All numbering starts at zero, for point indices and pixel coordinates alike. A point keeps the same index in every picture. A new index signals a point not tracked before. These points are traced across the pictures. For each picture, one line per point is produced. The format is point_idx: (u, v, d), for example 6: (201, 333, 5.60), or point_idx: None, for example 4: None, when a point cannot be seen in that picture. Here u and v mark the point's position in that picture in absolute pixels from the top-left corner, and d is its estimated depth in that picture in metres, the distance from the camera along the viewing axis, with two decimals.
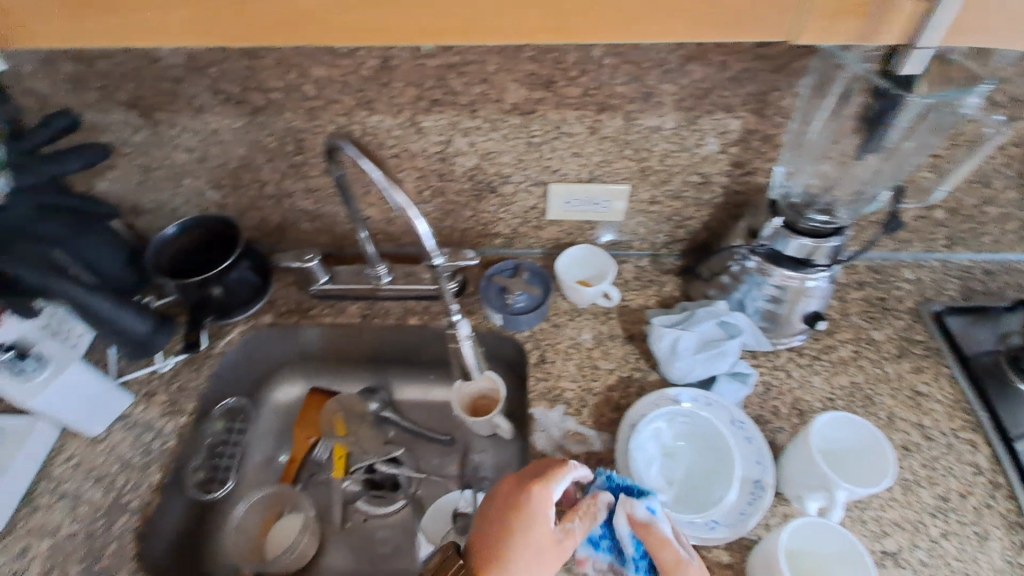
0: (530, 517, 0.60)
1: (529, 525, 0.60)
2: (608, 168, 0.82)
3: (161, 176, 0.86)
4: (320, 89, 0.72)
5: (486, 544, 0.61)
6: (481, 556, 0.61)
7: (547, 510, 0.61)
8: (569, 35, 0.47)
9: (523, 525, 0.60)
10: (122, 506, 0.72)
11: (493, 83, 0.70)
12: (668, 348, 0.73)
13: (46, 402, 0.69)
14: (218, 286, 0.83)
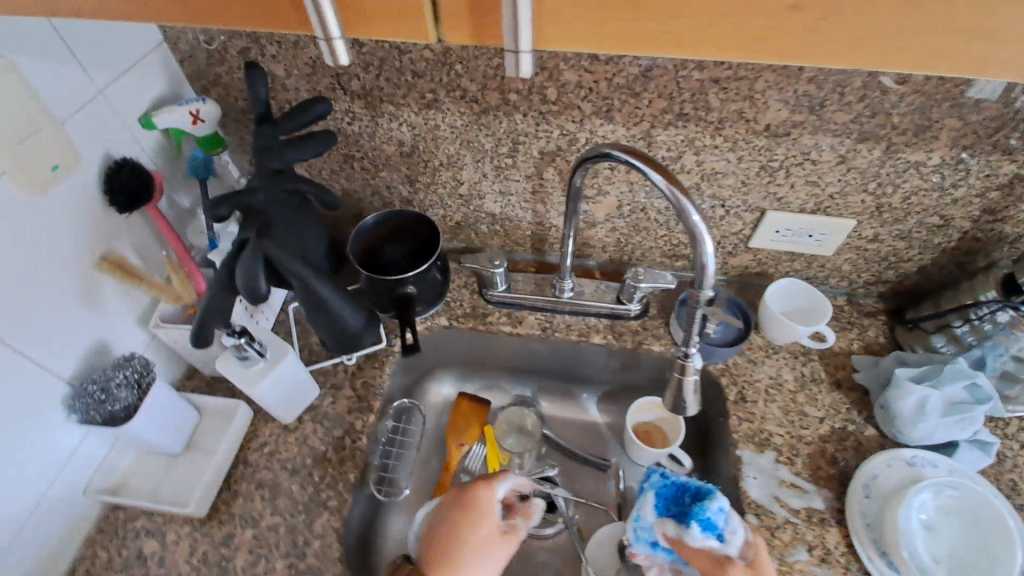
0: (481, 514, 0.63)
1: (485, 517, 0.62)
2: (840, 200, 0.76)
3: (359, 166, 0.84)
4: (563, 93, 0.68)
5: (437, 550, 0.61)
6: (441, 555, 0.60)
7: (496, 503, 0.64)
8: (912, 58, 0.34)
9: (475, 521, 0.62)
10: (321, 503, 0.71)
11: (756, 101, 0.65)
12: (915, 406, 0.69)
13: (266, 390, 0.69)
14: (412, 284, 0.79)
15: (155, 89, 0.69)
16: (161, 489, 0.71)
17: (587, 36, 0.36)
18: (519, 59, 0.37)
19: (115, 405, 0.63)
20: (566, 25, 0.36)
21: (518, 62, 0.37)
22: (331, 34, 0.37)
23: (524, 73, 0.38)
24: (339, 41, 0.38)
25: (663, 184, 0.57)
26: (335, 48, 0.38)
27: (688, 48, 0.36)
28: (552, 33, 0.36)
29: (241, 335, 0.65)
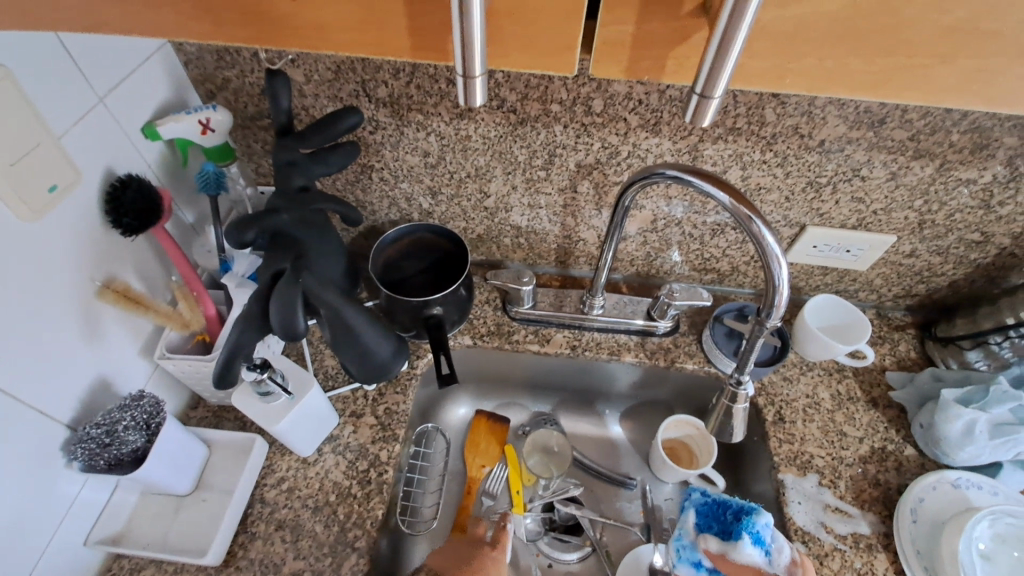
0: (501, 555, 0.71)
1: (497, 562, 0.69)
2: (883, 217, 0.74)
3: (378, 177, 0.78)
4: (610, 105, 0.65)
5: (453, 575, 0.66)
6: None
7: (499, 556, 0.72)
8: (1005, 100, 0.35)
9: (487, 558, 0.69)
10: (349, 543, 0.65)
11: (813, 117, 0.62)
12: (961, 429, 0.68)
13: (288, 427, 0.63)
14: (438, 305, 0.75)
15: (157, 96, 0.64)
16: (170, 536, 0.64)
17: (770, 73, 0.35)
18: (705, 103, 0.34)
19: (124, 449, 0.57)
20: (749, 62, 0.34)
21: (704, 106, 0.34)
22: (472, 71, 0.34)
23: (704, 122, 0.36)
24: (479, 78, 0.35)
25: (731, 203, 0.53)
26: (473, 87, 0.35)
27: (882, 89, 0.35)
28: (741, 69, 0.35)
29: (263, 369, 0.59)
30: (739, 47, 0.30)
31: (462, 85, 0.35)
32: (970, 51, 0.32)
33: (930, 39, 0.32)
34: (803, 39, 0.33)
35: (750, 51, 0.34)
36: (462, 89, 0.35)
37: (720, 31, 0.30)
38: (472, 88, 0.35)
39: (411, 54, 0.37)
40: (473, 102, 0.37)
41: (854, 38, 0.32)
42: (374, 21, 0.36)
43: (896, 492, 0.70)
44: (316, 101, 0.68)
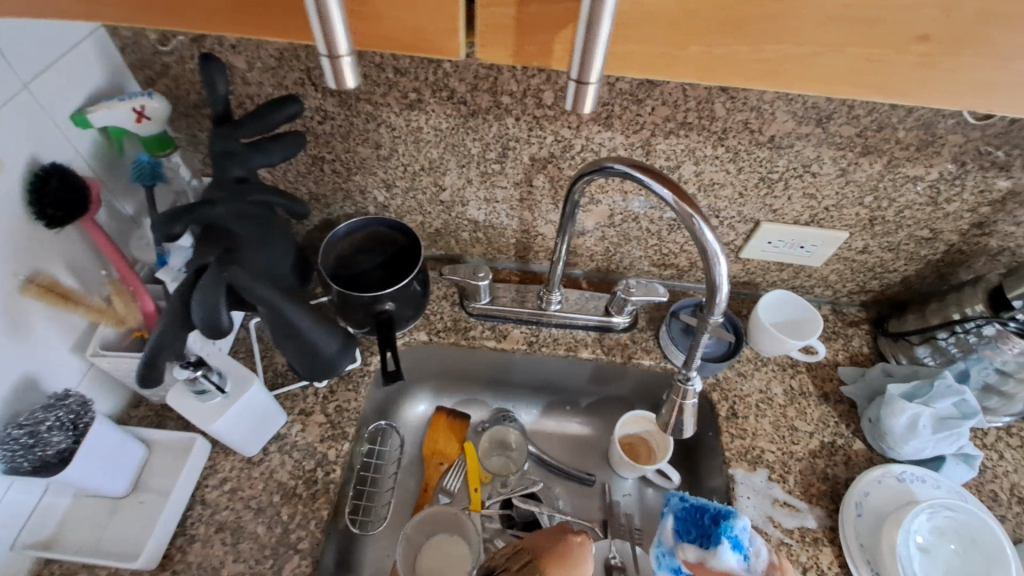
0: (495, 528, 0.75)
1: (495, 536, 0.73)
2: (835, 213, 0.74)
3: (329, 169, 0.76)
4: (560, 97, 0.64)
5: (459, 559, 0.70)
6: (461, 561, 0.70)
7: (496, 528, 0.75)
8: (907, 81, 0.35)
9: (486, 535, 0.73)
10: (291, 544, 0.63)
11: (762, 112, 0.62)
12: (906, 424, 0.69)
13: (226, 426, 0.61)
14: (390, 300, 0.73)
15: (89, 82, 0.61)
16: (104, 539, 0.62)
17: (658, 62, 0.35)
18: (584, 90, 0.34)
19: (48, 451, 0.55)
20: (633, 50, 0.35)
21: (582, 94, 0.34)
22: (338, 52, 0.34)
23: (587, 108, 0.36)
24: (349, 58, 0.35)
25: (674, 201, 0.53)
26: (343, 68, 0.35)
27: (785, 77, 0.35)
28: (622, 58, 0.35)
29: (196, 367, 0.57)
30: (607, 33, 0.31)
31: (331, 67, 0.35)
32: (871, 39, 0.33)
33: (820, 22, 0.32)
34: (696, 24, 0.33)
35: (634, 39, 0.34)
36: (331, 71, 0.35)
37: (587, 13, 0.30)
38: (342, 69, 0.35)
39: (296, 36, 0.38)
40: (349, 85, 0.36)
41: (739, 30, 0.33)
42: (265, 8, 0.37)
43: (843, 485, 0.71)
44: (261, 90, 0.66)
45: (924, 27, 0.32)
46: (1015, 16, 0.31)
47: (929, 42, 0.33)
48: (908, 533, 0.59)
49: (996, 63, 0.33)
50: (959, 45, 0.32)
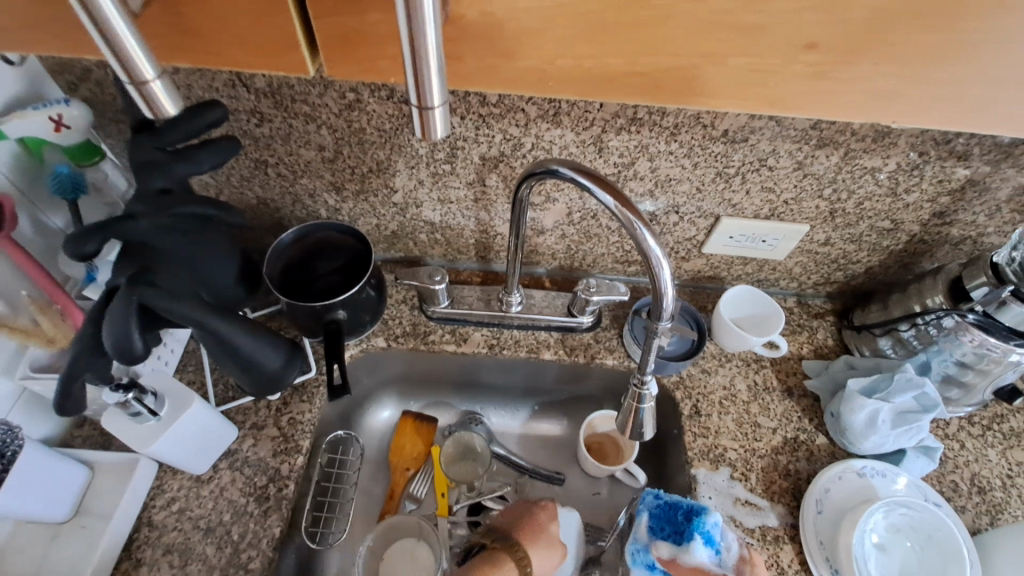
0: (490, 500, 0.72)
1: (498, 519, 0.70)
2: (794, 206, 0.73)
3: (274, 172, 0.73)
4: (504, 95, 0.61)
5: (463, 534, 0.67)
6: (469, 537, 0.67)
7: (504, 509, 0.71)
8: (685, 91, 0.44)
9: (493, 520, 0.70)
10: (242, 564, 0.62)
11: (713, 105, 0.60)
12: (865, 420, 0.68)
13: (165, 447, 0.59)
14: (342, 308, 0.71)
15: (1, 88, 0.57)
16: (44, 567, 0.59)
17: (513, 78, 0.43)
18: (430, 114, 0.38)
19: None
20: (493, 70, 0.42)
21: (430, 118, 0.38)
22: (144, 76, 0.35)
23: (439, 133, 0.39)
24: (157, 83, 0.36)
25: (615, 206, 0.51)
26: (153, 92, 0.36)
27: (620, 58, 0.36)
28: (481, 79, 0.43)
29: (127, 390, 0.54)
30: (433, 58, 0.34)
31: (140, 92, 0.36)
32: (748, 46, 0.40)
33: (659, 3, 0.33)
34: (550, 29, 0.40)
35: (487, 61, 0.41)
36: (141, 95, 0.36)
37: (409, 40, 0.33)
38: (153, 94, 0.36)
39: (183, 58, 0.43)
40: (166, 113, 0.38)
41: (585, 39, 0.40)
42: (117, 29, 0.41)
43: (805, 481, 0.71)
44: (190, 92, 0.63)
45: (809, 38, 0.39)
46: (933, 25, 0.38)
47: (814, 51, 0.40)
48: (863, 533, 0.59)
49: (922, 61, 0.40)
50: (849, 50, 0.40)
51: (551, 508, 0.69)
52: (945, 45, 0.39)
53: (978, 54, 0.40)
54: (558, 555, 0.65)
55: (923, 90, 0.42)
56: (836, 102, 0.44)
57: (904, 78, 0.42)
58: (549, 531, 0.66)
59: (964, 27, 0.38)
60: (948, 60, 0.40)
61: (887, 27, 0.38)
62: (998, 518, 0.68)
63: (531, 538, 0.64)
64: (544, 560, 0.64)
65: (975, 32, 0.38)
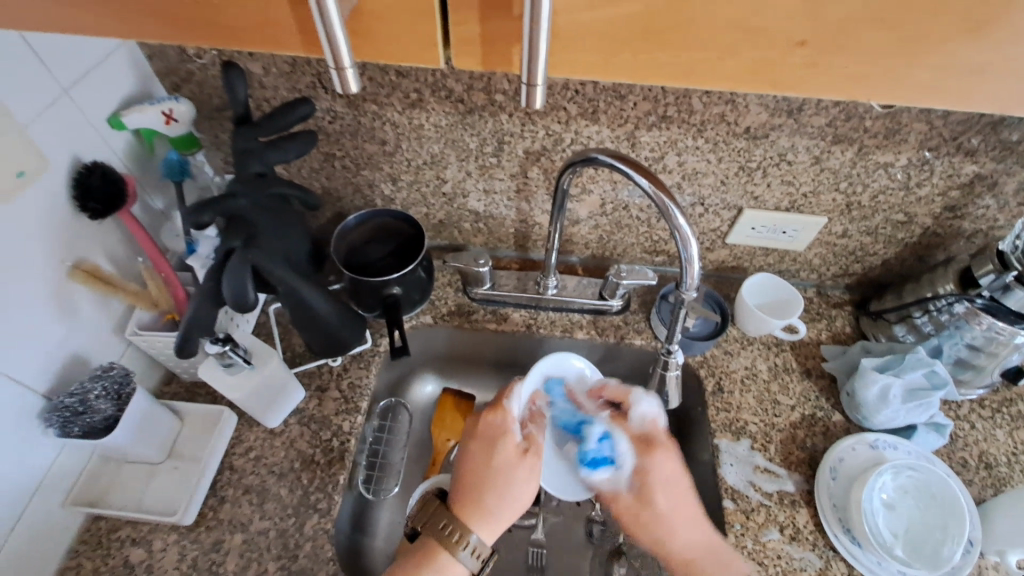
0: (496, 442, 0.66)
1: (502, 475, 0.64)
2: (812, 199, 0.79)
3: (340, 165, 0.82)
4: (549, 95, 0.69)
5: (461, 492, 0.63)
6: (466, 499, 0.63)
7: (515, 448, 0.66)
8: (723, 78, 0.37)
9: (510, 477, 0.64)
10: (311, 505, 0.70)
11: (737, 105, 0.67)
12: (877, 395, 0.74)
13: (248, 396, 0.70)
14: (397, 285, 0.79)
15: (121, 88, 0.68)
16: (144, 499, 0.69)
17: (596, 67, 0.37)
18: (535, 91, 0.36)
19: (94, 417, 0.62)
20: (578, 57, 0.36)
21: (535, 94, 0.36)
22: (341, 63, 0.35)
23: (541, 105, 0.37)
24: (351, 70, 0.36)
25: (651, 189, 0.59)
26: (346, 78, 0.36)
27: (694, 78, 0.37)
28: (563, 62, 0.37)
29: (224, 343, 0.65)
30: (546, 39, 0.33)
31: (338, 76, 0.37)
32: (758, 43, 0.34)
33: (716, 36, 0.34)
34: (620, 35, 0.35)
35: (570, 49, 0.36)
36: (337, 79, 0.37)
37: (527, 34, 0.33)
38: (346, 78, 0.36)
39: (305, 50, 0.38)
40: (353, 90, 0.38)
41: (650, 42, 0.35)
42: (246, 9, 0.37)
43: (821, 453, 0.76)
44: (276, 92, 0.72)
45: (803, 34, 0.34)
46: (938, 32, 0.33)
47: (810, 47, 0.34)
48: (871, 491, 0.66)
49: (917, 90, 0.37)
50: (839, 47, 0.34)
51: (507, 436, 0.66)
52: (953, 64, 0.34)
53: (1000, 51, 0.34)
54: (521, 491, 0.63)
55: (934, 84, 0.36)
56: (828, 87, 0.37)
57: (911, 84, 0.36)
58: (500, 465, 0.64)
59: (962, 46, 0.33)
60: (953, 70, 0.35)
61: (873, 60, 0.35)
62: (1004, 491, 0.73)
63: (484, 485, 0.63)
64: (496, 500, 0.62)
65: (985, 38, 0.33)
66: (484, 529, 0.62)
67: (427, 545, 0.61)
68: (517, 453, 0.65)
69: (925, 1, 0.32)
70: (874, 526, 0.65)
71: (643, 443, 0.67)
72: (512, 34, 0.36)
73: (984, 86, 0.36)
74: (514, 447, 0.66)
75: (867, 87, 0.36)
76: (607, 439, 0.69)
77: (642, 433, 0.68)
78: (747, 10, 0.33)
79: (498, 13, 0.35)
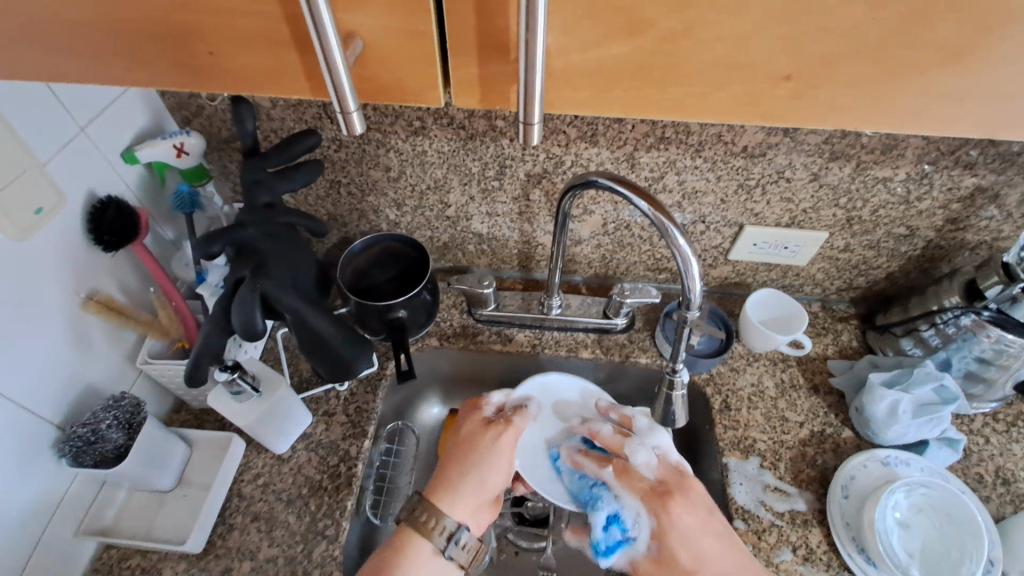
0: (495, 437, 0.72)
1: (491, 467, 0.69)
2: (813, 215, 0.79)
3: (346, 192, 0.84)
4: (548, 120, 0.70)
5: (448, 475, 0.69)
6: (453, 482, 0.68)
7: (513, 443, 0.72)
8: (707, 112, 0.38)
9: (495, 470, 0.70)
10: (319, 531, 0.70)
11: (733, 125, 0.68)
12: (886, 410, 0.73)
13: (256, 421, 0.70)
14: (402, 308, 0.80)
15: (134, 124, 0.70)
16: (154, 527, 0.69)
17: (588, 101, 0.38)
18: (530, 128, 0.37)
19: (106, 446, 0.63)
20: (570, 93, 0.37)
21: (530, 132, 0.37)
22: (347, 108, 0.36)
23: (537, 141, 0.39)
24: (356, 113, 0.37)
25: (650, 211, 0.60)
26: (352, 120, 0.37)
27: (688, 110, 0.38)
28: (556, 98, 0.38)
29: (233, 370, 0.66)
30: (542, 79, 0.34)
31: (343, 118, 0.37)
32: (744, 79, 0.35)
33: (707, 72, 0.35)
34: (613, 73, 0.36)
35: (566, 84, 0.37)
36: (343, 121, 0.37)
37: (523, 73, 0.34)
38: (351, 120, 0.37)
39: (312, 92, 0.40)
40: (356, 131, 0.38)
41: (643, 77, 0.36)
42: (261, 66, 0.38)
43: (832, 471, 0.75)
44: (283, 124, 0.74)
45: (786, 69, 0.35)
46: (918, 66, 0.34)
47: (794, 81, 0.35)
48: (884, 509, 0.65)
49: (905, 114, 0.37)
50: (827, 78, 0.35)
51: (472, 414, 0.75)
52: (937, 91, 0.35)
53: (982, 77, 0.34)
54: (489, 469, 0.69)
55: (919, 111, 0.37)
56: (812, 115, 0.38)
57: (896, 110, 0.37)
58: (462, 440, 0.72)
59: (943, 75, 0.34)
60: (936, 97, 0.36)
61: (859, 91, 0.36)
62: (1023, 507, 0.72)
63: (455, 462, 0.70)
64: (461, 474, 0.69)
65: (964, 67, 0.34)
66: (456, 508, 0.66)
67: (411, 522, 0.65)
68: (478, 425, 0.73)
69: (912, 32, 0.32)
70: (888, 545, 0.64)
71: (655, 497, 0.66)
72: (508, 74, 0.37)
73: (968, 112, 0.36)
74: (476, 421, 0.74)
75: (853, 117, 0.37)
76: (617, 522, 0.67)
77: (654, 485, 0.67)
78: (737, 49, 0.34)
79: (496, 56, 0.36)
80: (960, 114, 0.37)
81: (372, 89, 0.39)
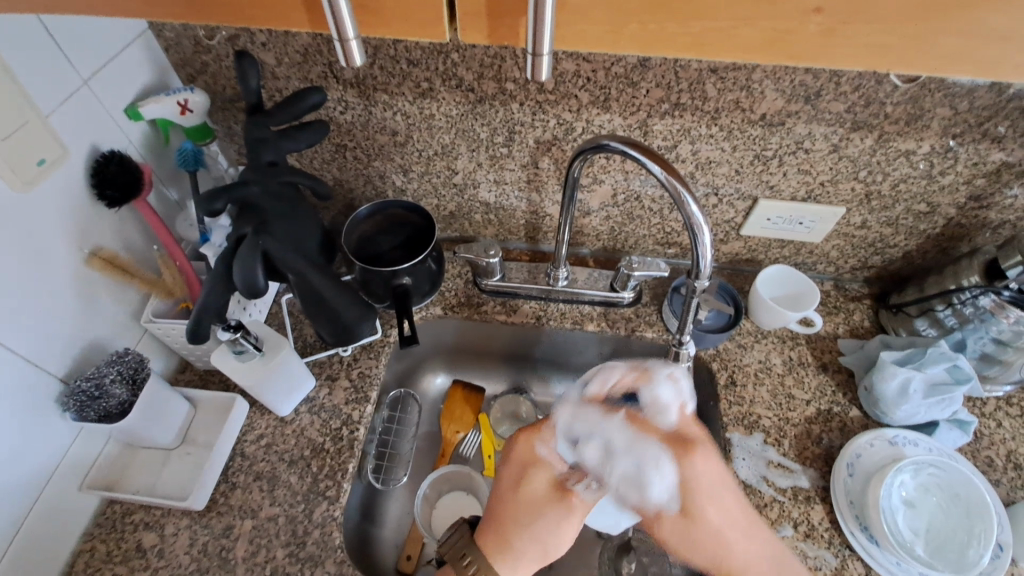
0: (535, 469, 0.63)
1: (532, 505, 0.61)
2: (831, 188, 0.77)
3: (352, 156, 0.82)
4: (561, 82, 0.68)
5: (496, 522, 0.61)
6: (503, 531, 0.60)
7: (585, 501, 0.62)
8: (720, 50, 0.36)
9: (559, 512, 0.60)
10: (320, 492, 0.70)
11: (752, 90, 0.66)
12: (897, 388, 0.72)
13: (257, 383, 0.70)
14: (407, 275, 0.79)
15: (138, 80, 0.69)
16: (157, 483, 0.70)
17: (603, 37, 0.36)
18: (538, 61, 0.36)
19: (110, 402, 0.63)
20: (583, 27, 0.36)
21: (538, 65, 0.36)
22: (346, 36, 0.36)
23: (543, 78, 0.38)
24: (355, 42, 0.37)
25: (663, 176, 0.58)
26: (350, 48, 0.37)
27: (705, 47, 0.36)
28: (569, 33, 0.36)
29: (235, 330, 0.66)
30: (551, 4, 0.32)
31: (341, 48, 0.37)
32: (769, 14, 0.34)
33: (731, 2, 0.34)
34: (629, 6, 0.34)
35: (575, 18, 0.35)
36: (340, 51, 0.37)
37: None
38: (349, 48, 0.37)
39: (312, 26, 0.38)
40: (354, 63, 0.38)
41: (660, 6, 0.34)
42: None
43: (837, 451, 0.74)
44: (288, 83, 0.73)
45: (816, 1, 0.33)
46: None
47: (826, 14, 0.33)
48: (890, 487, 0.65)
49: (933, 61, 0.35)
50: (855, 12, 0.33)
51: (542, 467, 0.63)
52: (975, 30, 0.33)
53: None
54: (557, 536, 0.60)
55: (959, 52, 0.34)
56: (833, 56, 0.36)
57: (931, 51, 0.35)
58: (532, 494, 0.62)
59: (988, 10, 0.32)
60: (971, 36, 0.33)
61: (890, 30, 0.34)
62: None
63: (518, 521, 0.60)
64: (531, 537, 0.59)
65: (1006, 4, 0.32)
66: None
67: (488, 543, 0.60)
68: (550, 487, 0.62)
69: None
70: (894, 525, 0.63)
71: (675, 447, 0.61)
72: (517, 5, 0.35)
73: (1005, 54, 0.34)
74: (546, 480, 0.63)
75: (882, 59, 0.36)
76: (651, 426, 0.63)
77: (672, 432, 0.63)
78: None
79: None
80: (1001, 56, 0.34)
81: (374, 22, 0.37)
